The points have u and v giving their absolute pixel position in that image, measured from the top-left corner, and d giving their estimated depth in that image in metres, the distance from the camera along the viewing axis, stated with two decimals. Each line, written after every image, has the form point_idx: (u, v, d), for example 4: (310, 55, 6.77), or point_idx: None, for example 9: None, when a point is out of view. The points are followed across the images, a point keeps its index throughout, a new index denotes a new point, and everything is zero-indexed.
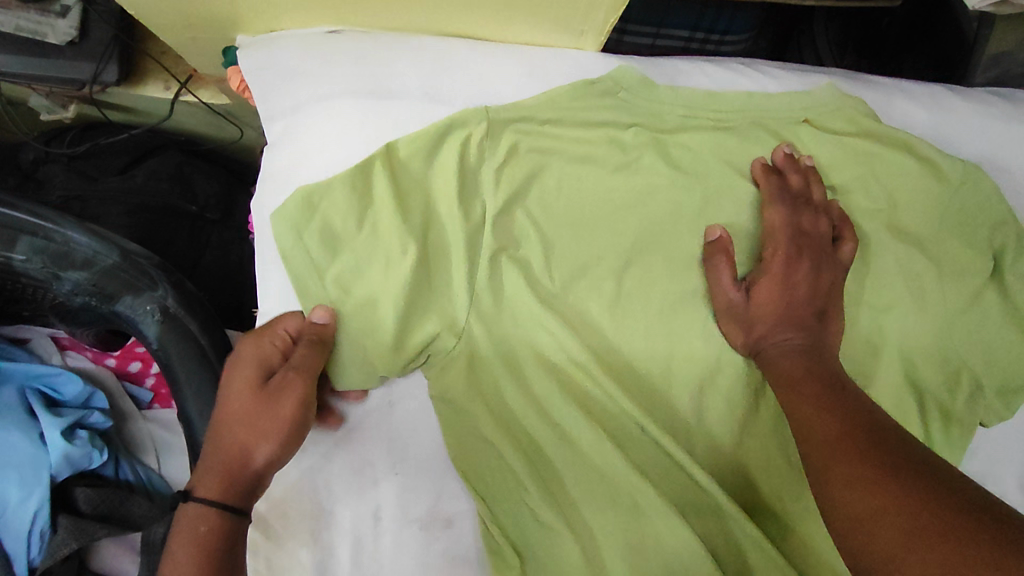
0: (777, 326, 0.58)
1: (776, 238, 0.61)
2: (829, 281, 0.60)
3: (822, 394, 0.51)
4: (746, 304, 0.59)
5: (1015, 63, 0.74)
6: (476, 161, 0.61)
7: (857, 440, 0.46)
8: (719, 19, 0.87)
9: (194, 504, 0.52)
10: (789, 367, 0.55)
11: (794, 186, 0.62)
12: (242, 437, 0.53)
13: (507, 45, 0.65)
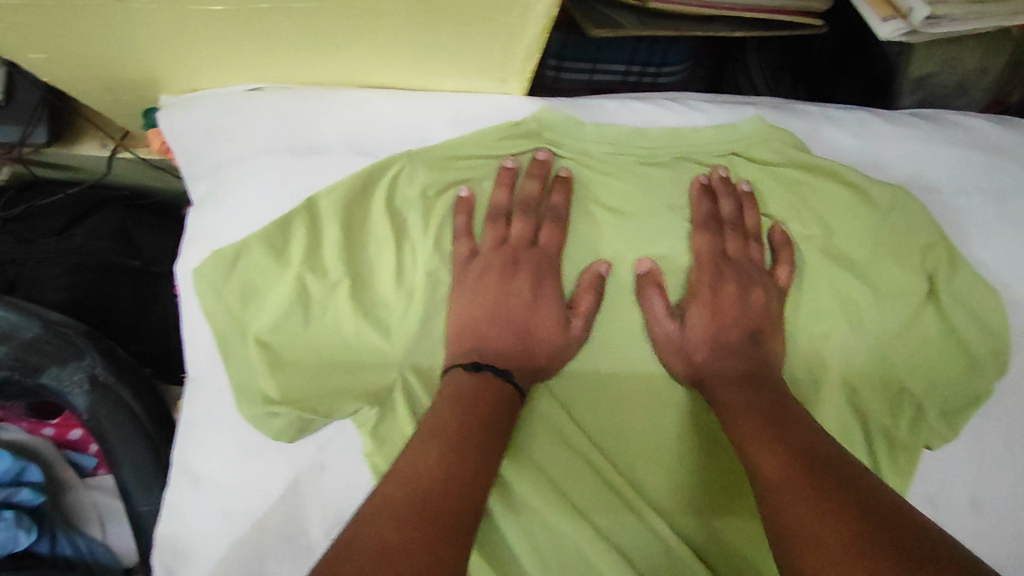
0: (715, 353, 0.60)
1: (704, 262, 0.62)
2: (764, 303, 0.62)
3: (768, 425, 0.52)
4: (682, 334, 0.61)
5: (935, 86, 0.75)
6: (402, 213, 0.61)
7: (809, 474, 0.46)
8: (652, 52, 0.87)
9: (458, 376, 0.55)
10: (731, 395, 0.57)
11: (715, 212, 0.63)
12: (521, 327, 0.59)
13: (431, 92, 0.64)
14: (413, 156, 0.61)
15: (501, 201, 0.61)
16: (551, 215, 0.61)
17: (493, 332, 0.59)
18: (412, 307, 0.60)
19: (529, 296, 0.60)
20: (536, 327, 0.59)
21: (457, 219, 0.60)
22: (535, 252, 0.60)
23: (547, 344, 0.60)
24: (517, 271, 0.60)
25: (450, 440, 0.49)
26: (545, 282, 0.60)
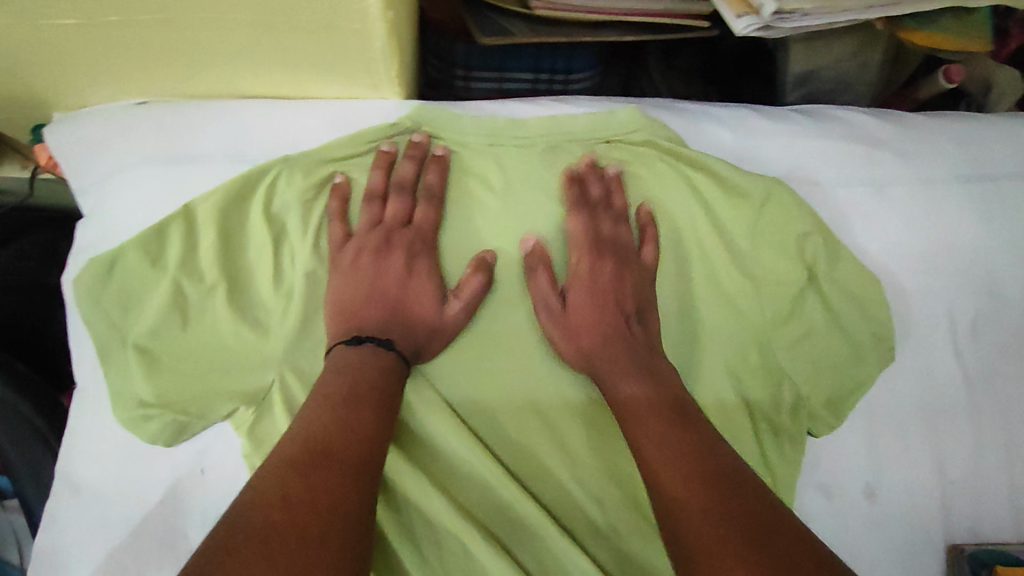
0: (591, 334, 0.61)
1: (577, 238, 0.64)
2: (641, 279, 0.64)
3: (679, 422, 0.54)
4: (565, 312, 0.62)
5: (820, 80, 0.77)
6: (282, 218, 0.63)
7: (719, 477, 0.49)
8: (557, 58, 0.89)
9: (343, 350, 0.57)
10: (620, 375, 0.59)
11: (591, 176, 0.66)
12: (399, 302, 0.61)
13: (311, 100, 0.66)
14: (289, 162, 0.63)
15: (376, 184, 0.63)
16: (425, 194, 0.64)
17: (367, 309, 0.60)
18: (291, 307, 0.62)
19: (404, 272, 0.62)
20: (410, 304, 0.61)
21: (330, 204, 0.63)
22: (407, 231, 0.63)
23: (422, 322, 0.61)
24: (390, 250, 0.62)
25: (337, 399, 0.53)
26: (419, 259, 0.63)
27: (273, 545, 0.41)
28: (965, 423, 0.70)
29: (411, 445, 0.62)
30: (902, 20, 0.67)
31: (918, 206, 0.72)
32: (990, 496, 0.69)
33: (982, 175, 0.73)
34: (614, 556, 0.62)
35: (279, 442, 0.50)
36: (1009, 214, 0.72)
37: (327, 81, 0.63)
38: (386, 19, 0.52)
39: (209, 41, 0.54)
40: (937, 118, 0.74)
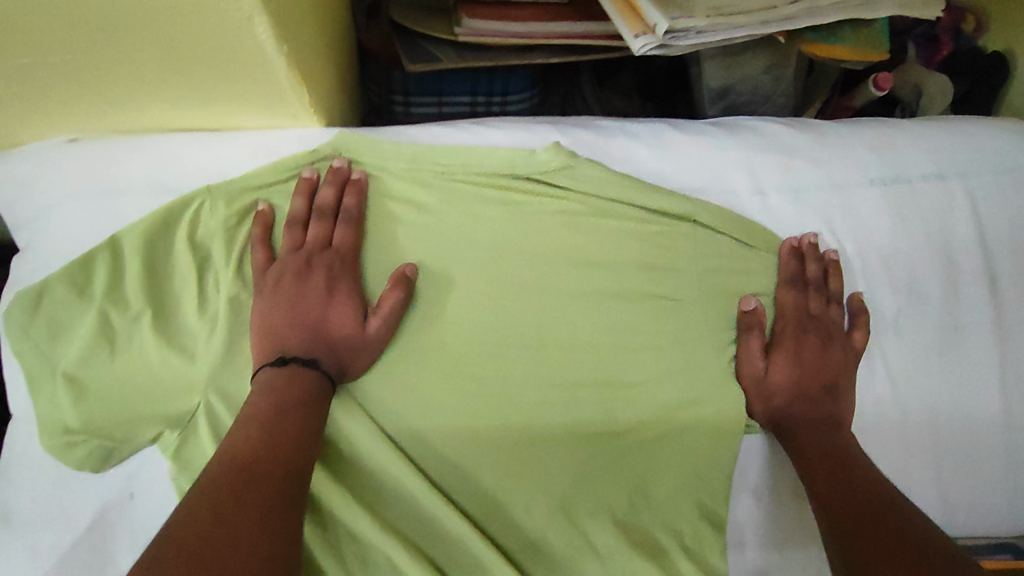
0: (359, 355, 0.63)
1: (786, 299, 0.71)
2: (850, 342, 0.71)
3: (852, 474, 0.62)
4: (364, 333, 0.63)
5: (738, 94, 0.79)
6: (209, 245, 0.66)
7: (898, 505, 0.58)
8: (494, 81, 0.92)
9: (265, 371, 0.60)
10: (813, 437, 0.66)
11: (303, 210, 0.66)
12: (321, 321, 0.63)
13: (235, 131, 0.68)
14: (212, 192, 0.65)
15: (298, 210, 0.66)
16: (345, 218, 0.66)
17: (292, 333, 0.62)
18: (216, 331, 0.64)
19: (324, 293, 0.63)
20: (330, 324, 0.63)
21: (253, 231, 0.65)
22: (326, 253, 0.65)
23: (342, 338, 0.63)
24: (310, 272, 0.63)
25: (272, 413, 0.56)
26: (340, 280, 0.64)
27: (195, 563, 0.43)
28: (892, 422, 0.72)
29: (336, 466, 0.63)
30: (803, 34, 0.70)
31: (835, 211, 0.74)
32: (917, 492, 0.71)
33: (894, 178, 0.75)
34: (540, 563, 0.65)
35: (209, 462, 0.52)
36: (921, 215, 0.75)
37: (248, 110, 0.65)
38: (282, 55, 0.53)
39: (119, 78, 0.56)
40: (849, 126, 0.77)
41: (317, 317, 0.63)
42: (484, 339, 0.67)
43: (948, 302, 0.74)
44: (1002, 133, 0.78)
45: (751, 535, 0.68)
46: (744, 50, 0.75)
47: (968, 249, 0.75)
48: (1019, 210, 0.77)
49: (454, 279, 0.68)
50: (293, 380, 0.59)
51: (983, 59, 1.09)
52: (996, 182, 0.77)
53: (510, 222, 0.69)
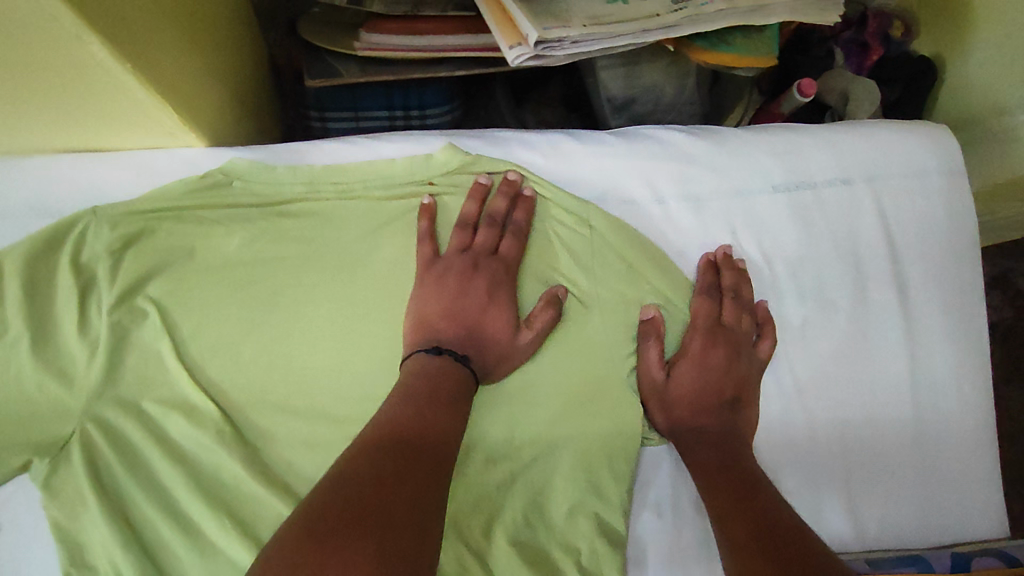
0: (504, 337, 0.62)
1: (703, 307, 0.69)
2: (754, 355, 0.69)
3: (748, 489, 0.60)
4: (513, 328, 0.63)
5: (638, 105, 0.80)
6: (92, 267, 0.64)
7: (790, 523, 0.55)
8: (409, 95, 0.92)
9: (422, 355, 0.58)
10: (709, 451, 0.64)
11: (476, 213, 0.67)
12: (478, 316, 0.62)
13: (117, 152, 0.68)
14: (97, 214, 0.65)
15: (471, 211, 0.67)
16: (491, 219, 0.66)
17: (448, 327, 0.61)
18: (96, 356, 0.62)
19: (487, 295, 0.62)
20: (485, 326, 0.62)
21: (420, 223, 0.66)
22: (493, 258, 0.65)
23: (491, 346, 0.62)
24: (475, 274, 0.63)
25: (423, 400, 0.55)
26: (503, 286, 0.64)
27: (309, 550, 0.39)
28: (799, 430, 0.70)
29: (222, 493, 0.62)
30: (691, 40, 0.70)
31: (738, 219, 0.73)
32: (826, 501, 0.69)
33: (800, 183, 0.74)
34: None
35: (351, 442, 0.50)
36: (828, 219, 0.74)
37: (128, 133, 0.66)
38: (132, 75, 0.53)
39: None
40: (754, 132, 0.76)
41: (472, 304, 0.62)
42: (373, 358, 0.66)
43: (856, 309, 0.73)
44: (909, 136, 0.77)
45: (656, 553, 0.67)
46: (639, 58, 0.76)
47: (876, 254, 0.74)
48: (925, 213, 0.76)
49: (347, 296, 0.66)
50: (449, 372, 0.58)
51: (914, 63, 1.08)
52: (904, 184, 0.76)
53: (405, 235, 0.68)
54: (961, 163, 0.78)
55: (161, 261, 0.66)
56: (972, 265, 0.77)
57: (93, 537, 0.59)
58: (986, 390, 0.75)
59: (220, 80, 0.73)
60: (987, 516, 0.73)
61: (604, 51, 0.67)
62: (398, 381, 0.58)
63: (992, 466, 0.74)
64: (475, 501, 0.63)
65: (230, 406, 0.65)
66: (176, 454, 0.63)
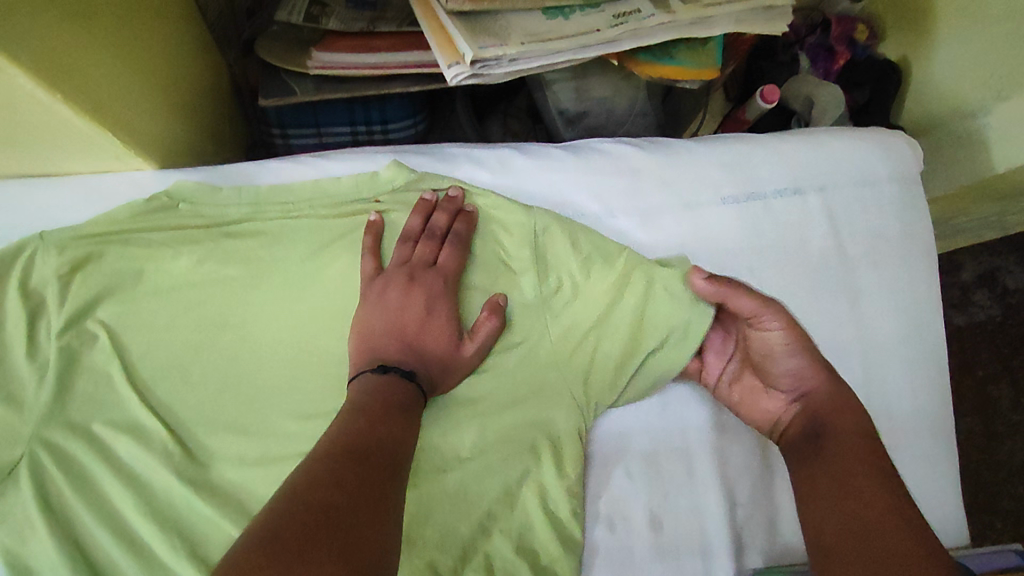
0: (445, 345, 0.63)
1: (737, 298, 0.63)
2: (803, 336, 0.64)
3: (871, 459, 0.57)
4: (454, 332, 0.63)
5: (587, 119, 0.84)
6: (42, 290, 0.65)
7: (875, 495, 0.54)
8: (370, 110, 0.91)
9: (366, 375, 0.58)
10: (848, 422, 0.60)
11: (418, 227, 0.68)
12: (416, 328, 0.62)
13: (64, 176, 0.69)
14: (45, 239, 0.65)
15: (414, 227, 0.67)
16: (431, 233, 0.67)
17: (388, 343, 0.61)
18: (45, 381, 0.62)
19: (426, 305, 0.63)
20: (426, 340, 0.62)
21: (365, 239, 0.67)
22: (431, 271, 0.65)
23: (434, 355, 0.62)
24: (413, 287, 0.64)
25: (377, 414, 0.55)
26: (440, 299, 0.64)
27: (280, 565, 0.40)
28: (746, 442, 0.72)
29: (172, 513, 0.61)
30: (634, 55, 0.72)
31: (687, 230, 0.73)
32: (776, 512, 0.71)
33: (749, 194, 0.75)
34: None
35: (297, 466, 0.49)
36: (778, 229, 0.74)
37: (74, 159, 0.67)
38: (63, 104, 0.55)
39: None
40: (704, 143, 0.76)
41: (411, 318, 0.62)
42: (322, 374, 0.66)
43: (808, 314, 0.73)
44: (860, 143, 0.78)
45: (605, 568, 0.66)
46: (587, 74, 0.79)
47: (827, 262, 0.74)
48: (877, 219, 0.76)
49: (296, 314, 0.67)
50: (395, 386, 0.58)
51: (880, 66, 1.07)
52: (855, 193, 0.77)
53: (353, 253, 0.68)
54: (912, 170, 0.79)
55: (109, 284, 0.66)
56: (927, 272, 0.77)
57: (37, 561, 0.58)
58: (942, 398, 0.75)
59: (171, 103, 0.74)
60: (944, 526, 0.72)
61: (546, 68, 0.69)
62: (341, 405, 0.57)
63: (949, 473, 0.74)
64: (429, 516, 0.61)
65: (180, 426, 0.64)
66: (126, 476, 0.62)
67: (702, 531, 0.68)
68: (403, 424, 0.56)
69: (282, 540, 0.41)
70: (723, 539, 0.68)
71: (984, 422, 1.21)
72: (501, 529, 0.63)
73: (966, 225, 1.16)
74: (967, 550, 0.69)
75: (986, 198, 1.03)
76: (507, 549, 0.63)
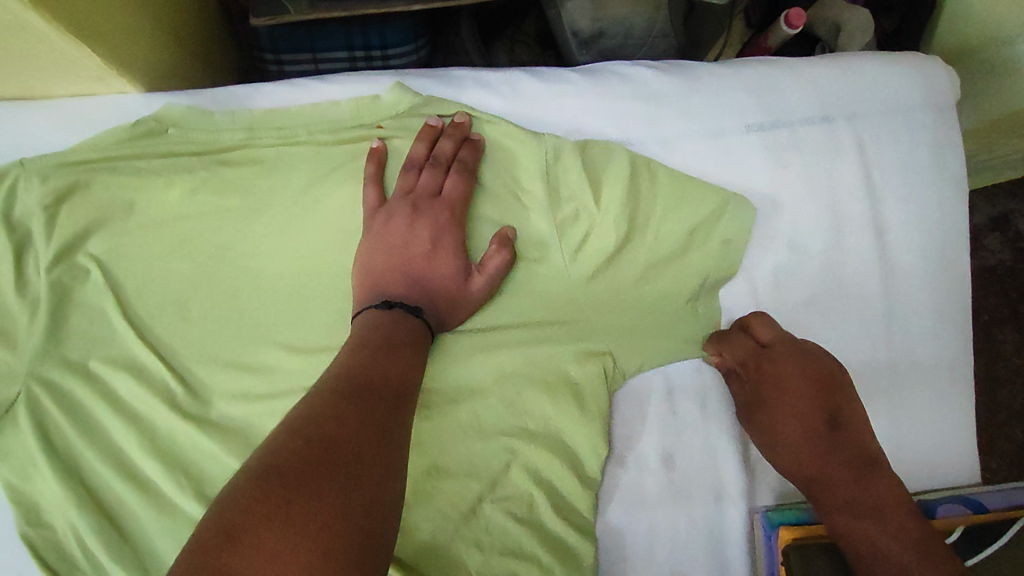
0: (454, 279, 0.60)
1: (732, 341, 0.66)
2: (787, 376, 0.66)
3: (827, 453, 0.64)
4: (462, 267, 0.60)
5: (603, 41, 0.79)
6: (26, 222, 0.61)
7: (848, 487, 0.63)
8: (368, 32, 0.85)
9: (371, 309, 0.56)
10: (810, 394, 0.65)
11: (423, 155, 0.63)
12: (422, 262, 0.59)
13: (43, 100, 0.64)
14: (26, 166, 0.62)
15: (418, 153, 0.63)
16: (435, 161, 0.63)
17: (393, 278, 0.58)
18: (37, 316, 0.60)
19: (431, 238, 0.60)
20: (433, 275, 0.60)
21: (367, 167, 0.63)
22: (436, 201, 0.62)
23: (441, 290, 0.60)
24: (418, 218, 0.61)
25: (382, 349, 0.52)
26: (447, 230, 0.61)
27: (279, 506, 0.39)
28: None
29: (176, 451, 0.59)
30: None
31: (708, 159, 0.69)
32: None
33: (775, 122, 0.70)
34: (412, 549, 0.58)
35: (301, 400, 0.48)
36: (804, 158, 0.70)
37: (51, 79, 0.62)
38: (32, 13, 0.50)
39: None
40: (727, 68, 0.71)
41: (416, 252, 0.60)
42: (325, 310, 0.63)
43: (831, 248, 0.70)
44: (892, 68, 0.73)
45: (616, 504, 0.65)
46: None
47: (853, 194, 0.71)
48: (909, 148, 0.72)
49: (296, 246, 0.64)
50: (400, 322, 0.55)
51: None
52: (885, 121, 0.72)
53: (354, 183, 0.64)
54: (948, 96, 0.74)
55: (98, 217, 0.63)
56: (958, 207, 0.73)
57: (45, 496, 0.57)
58: (964, 337, 0.73)
59: (154, 20, 0.68)
60: (959, 466, 0.71)
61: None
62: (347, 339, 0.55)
63: (966, 412, 0.72)
64: (440, 452, 0.60)
65: (181, 363, 0.62)
66: (127, 413, 0.60)
67: (714, 471, 0.67)
68: (410, 358, 0.54)
69: (278, 475, 0.41)
70: (735, 477, 0.67)
71: (987, 365, 1.19)
72: (513, 468, 0.62)
73: (990, 163, 1.11)
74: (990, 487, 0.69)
75: (1017, 132, 0.98)
76: (520, 487, 0.61)
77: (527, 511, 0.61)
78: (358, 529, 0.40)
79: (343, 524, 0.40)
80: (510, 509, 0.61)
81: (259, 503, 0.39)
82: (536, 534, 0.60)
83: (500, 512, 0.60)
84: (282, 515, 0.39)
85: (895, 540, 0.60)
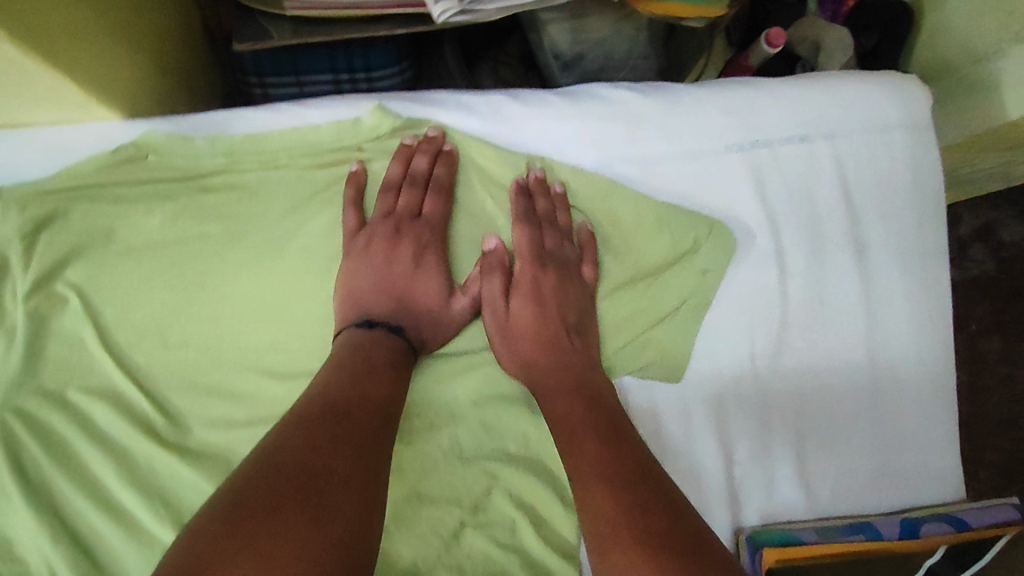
0: (438, 299, 0.61)
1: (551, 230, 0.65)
2: (572, 368, 0.60)
3: (585, 406, 0.56)
4: (448, 289, 0.61)
5: (587, 63, 0.81)
6: (2, 249, 0.61)
7: (625, 460, 0.51)
8: (352, 56, 0.86)
9: (353, 327, 0.57)
10: (567, 367, 0.61)
11: (399, 175, 0.64)
12: (405, 282, 0.60)
13: (21, 127, 0.63)
14: (4, 196, 0.61)
15: (394, 174, 0.64)
16: (413, 181, 0.64)
17: (377, 299, 0.59)
18: (14, 346, 0.60)
19: (413, 258, 0.61)
20: (417, 294, 0.60)
21: (345, 192, 0.64)
22: (417, 221, 0.62)
23: (424, 311, 0.60)
24: (399, 239, 0.61)
25: (362, 370, 0.53)
26: (428, 251, 0.62)
27: (250, 536, 0.39)
28: (748, 399, 0.69)
29: (154, 480, 0.59)
30: None
31: (688, 180, 0.70)
32: (777, 471, 0.69)
33: (755, 143, 0.71)
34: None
35: (279, 422, 0.48)
36: (783, 179, 0.71)
37: (31, 108, 0.62)
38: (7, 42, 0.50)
39: None
40: (709, 88, 0.71)
41: (399, 272, 0.61)
42: (307, 335, 0.62)
43: (809, 266, 0.71)
44: (872, 88, 0.73)
45: None
46: (587, 12, 0.74)
47: (833, 212, 0.71)
48: (887, 167, 0.73)
49: (279, 271, 0.63)
50: (383, 343, 0.56)
51: (891, 6, 1.01)
52: (863, 140, 0.73)
53: (335, 208, 0.65)
54: (925, 115, 0.74)
55: (76, 245, 0.62)
56: (936, 223, 0.73)
57: (15, 530, 0.55)
58: (946, 352, 0.73)
59: (136, 47, 0.68)
60: (943, 481, 0.72)
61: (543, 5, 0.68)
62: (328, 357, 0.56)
63: (950, 428, 0.72)
64: (423, 477, 0.60)
65: (161, 392, 0.61)
66: (105, 442, 0.59)
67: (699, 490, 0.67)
68: (392, 375, 0.54)
69: (247, 508, 0.40)
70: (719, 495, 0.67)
71: (973, 376, 1.20)
72: (496, 492, 0.61)
73: (970, 176, 1.13)
74: (968, 504, 0.68)
75: (995, 147, 0.99)
76: (504, 511, 0.61)
77: (512, 536, 0.60)
78: (333, 560, 0.39)
79: (318, 551, 0.39)
80: (495, 535, 0.60)
81: (229, 534, 0.38)
82: (520, 560, 0.59)
83: (484, 538, 0.59)
84: (251, 550, 0.38)
85: (617, 546, 0.45)
